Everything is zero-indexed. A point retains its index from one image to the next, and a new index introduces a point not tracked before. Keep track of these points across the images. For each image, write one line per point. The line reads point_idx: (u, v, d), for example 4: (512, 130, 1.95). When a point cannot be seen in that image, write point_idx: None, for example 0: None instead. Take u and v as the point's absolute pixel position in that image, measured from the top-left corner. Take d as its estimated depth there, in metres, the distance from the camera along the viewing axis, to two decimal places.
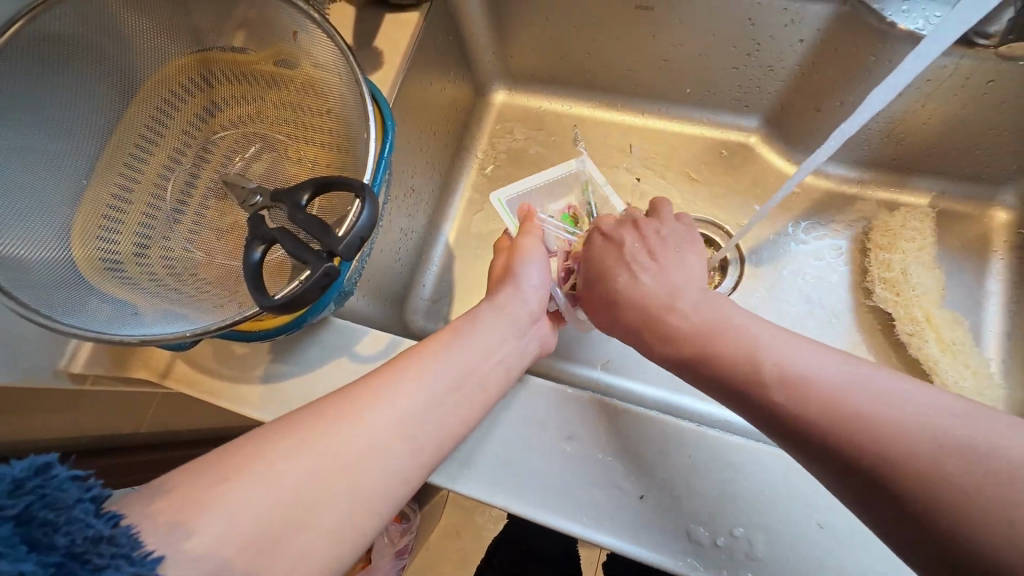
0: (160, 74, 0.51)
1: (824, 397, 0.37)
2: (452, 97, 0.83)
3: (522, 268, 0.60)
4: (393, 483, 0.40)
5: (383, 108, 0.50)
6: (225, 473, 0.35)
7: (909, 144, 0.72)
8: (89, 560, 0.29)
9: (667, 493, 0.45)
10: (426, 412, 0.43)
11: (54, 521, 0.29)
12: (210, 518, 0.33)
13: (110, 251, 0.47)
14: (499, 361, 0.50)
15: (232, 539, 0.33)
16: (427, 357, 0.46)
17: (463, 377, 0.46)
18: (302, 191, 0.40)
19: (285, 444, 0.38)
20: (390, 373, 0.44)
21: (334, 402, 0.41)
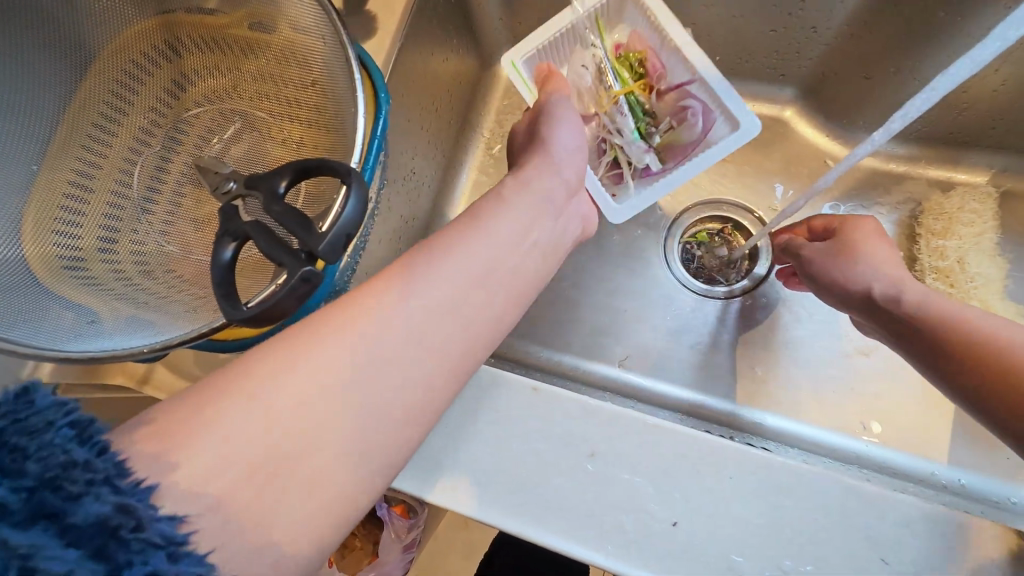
0: (120, 42, 0.45)
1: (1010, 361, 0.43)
2: (456, 69, 0.75)
3: (544, 159, 0.51)
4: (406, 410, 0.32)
5: (376, 78, 0.43)
6: (205, 400, 0.28)
7: (971, 116, 0.64)
8: (63, 488, 0.24)
9: (708, 520, 0.40)
10: (458, 308, 0.35)
11: (28, 445, 0.25)
12: (199, 451, 0.27)
13: (70, 248, 0.41)
14: (530, 254, 0.42)
15: (225, 471, 0.27)
16: (437, 253, 0.37)
17: (484, 274, 0.38)
18: (280, 178, 0.34)
19: (281, 361, 0.30)
20: (411, 269, 0.35)
21: (350, 298, 0.33)
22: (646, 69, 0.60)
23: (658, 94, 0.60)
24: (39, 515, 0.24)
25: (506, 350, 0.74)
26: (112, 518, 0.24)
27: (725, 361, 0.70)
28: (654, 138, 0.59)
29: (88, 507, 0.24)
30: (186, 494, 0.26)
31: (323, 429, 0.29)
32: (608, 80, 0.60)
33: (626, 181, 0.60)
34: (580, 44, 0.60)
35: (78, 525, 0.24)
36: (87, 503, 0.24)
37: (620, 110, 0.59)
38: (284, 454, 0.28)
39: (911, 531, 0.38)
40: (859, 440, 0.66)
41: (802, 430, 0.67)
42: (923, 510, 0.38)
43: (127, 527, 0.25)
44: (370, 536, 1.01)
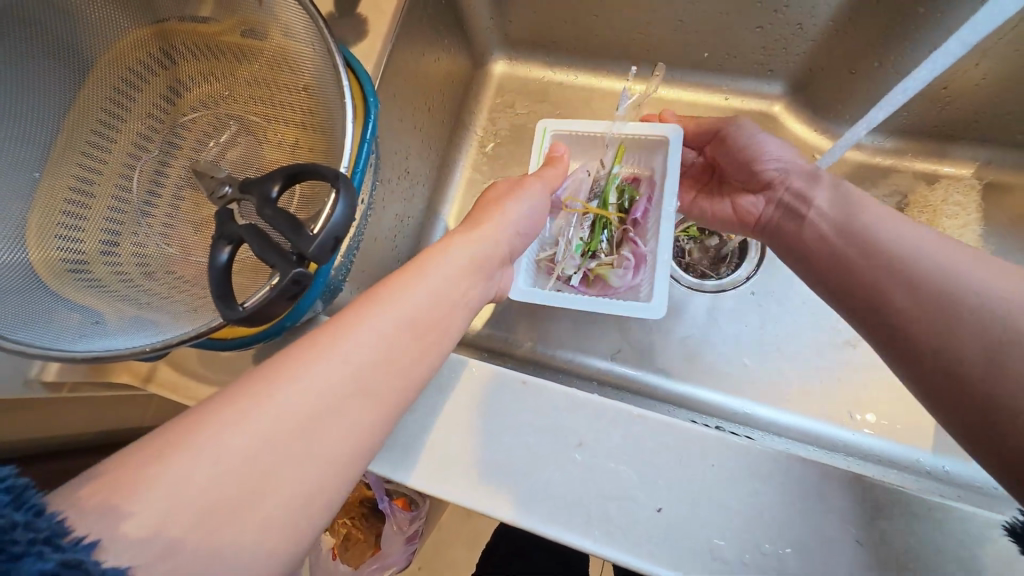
0: (116, 50, 0.46)
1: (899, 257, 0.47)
2: (448, 69, 0.77)
3: (485, 219, 0.53)
4: (344, 460, 0.33)
5: (365, 83, 0.45)
6: (154, 452, 0.29)
7: (955, 109, 0.64)
8: (2, 549, 0.25)
9: (691, 506, 0.41)
10: (396, 360, 0.37)
11: None
12: (151, 499, 0.28)
13: (74, 251, 0.42)
14: (465, 309, 0.45)
15: (178, 515, 0.28)
16: (378, 301, 0.39)
17: (422, 327, 0.40)
18: (272, 182, 0.35)
19: (233, 412, 0.31)
20: (356, 319, 0.37)
21: (288, 356, 0.34)
22: (632, 209, 0.67)
23: (624, 233, 0.67)
24: None
25: (501, 345, 0.76)
26: (57, 573, 0.25)
27: (715, 353, 0.72)
28: (592, 260, 0.67)
29: (30, 566, 0.25)
30: (138, 542, 0.27)
31: (271, 474, 0.30)
32: (597, 192, 0.68)
33: (551, 278, 0.67)
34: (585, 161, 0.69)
35: None
36: (29, 562, 0.25)
37: (586, 220, 0.68)
38: (242, 493, 0.29)
39: (886, 514, 0.40)
40: (847, 429, 0.67)
41: (790, 420, 0.68)
42: (895, 494, 0.40)
43: None
44: (373, 528, 1.03)
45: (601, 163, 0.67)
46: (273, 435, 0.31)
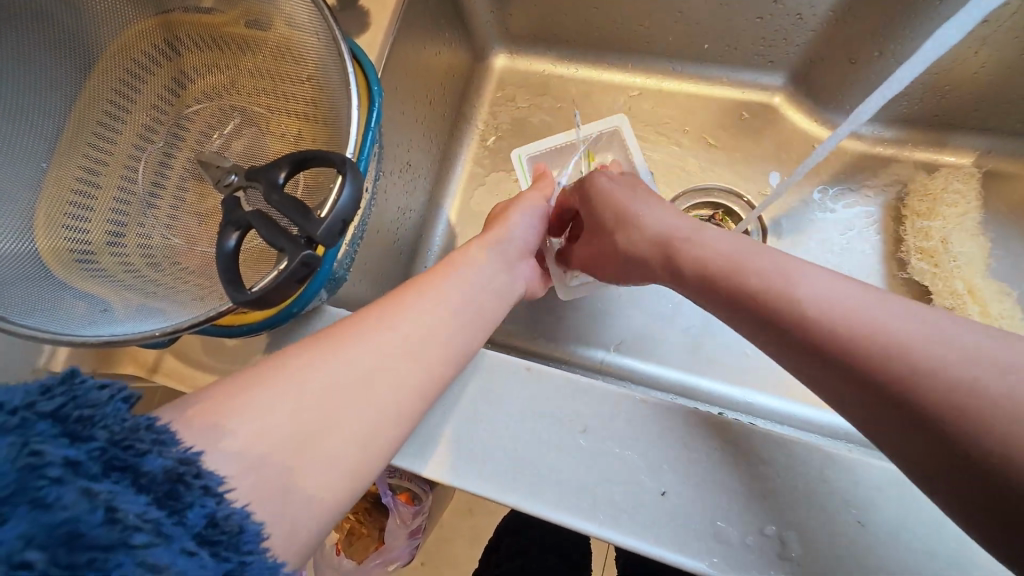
0: (121, 42, 0.46)
1: (861, 338, 0.36)
2: (450, 62, 0.77)
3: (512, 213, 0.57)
4: (391, 416, 0.39)
5: (369, 74, 0.45)
6: (245, 385, 0.36)
7: (954, 97, 0.65)
8: (132, 445, 0.29)
9: (693, 489, 0.42)
10: (438, 339, 0.43)
11: (89, 417, 0.29)
12: (243, 422, 0.34)
13: (81, 241, 0.43)
14: (494, 298, 0.50)
15: (261, 439, 0.34)
16: (416, 291, 0.45)
17: (456, 314, 0.45)
18: (278, 169, 0.35)
19: (300, 369, 0.37)
20: (400, 304, 0.43)
21: (345, 328, 0.41)
22: None
23: None
24: (111, 468, 0.28)
25: (504, 337, 0.76)
26: (177, 467, 0.30)
27: (716, 344, 0.72)
28: None
29: (155, 460, 0.29)
30: (230, 456, 0.33)
31: (333, 419, 0.36)
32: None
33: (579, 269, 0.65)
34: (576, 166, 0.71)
35: (147, 475, 0.29)
36: (152, 457, 0.29)
37: None
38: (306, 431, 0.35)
39: (887, 496, 0.40)
40: None
41: (791, 409, 0.69)
42: (897, 476, 0.40)
43: (190, 474, 0.30)
44: (376, 523, 1.03)
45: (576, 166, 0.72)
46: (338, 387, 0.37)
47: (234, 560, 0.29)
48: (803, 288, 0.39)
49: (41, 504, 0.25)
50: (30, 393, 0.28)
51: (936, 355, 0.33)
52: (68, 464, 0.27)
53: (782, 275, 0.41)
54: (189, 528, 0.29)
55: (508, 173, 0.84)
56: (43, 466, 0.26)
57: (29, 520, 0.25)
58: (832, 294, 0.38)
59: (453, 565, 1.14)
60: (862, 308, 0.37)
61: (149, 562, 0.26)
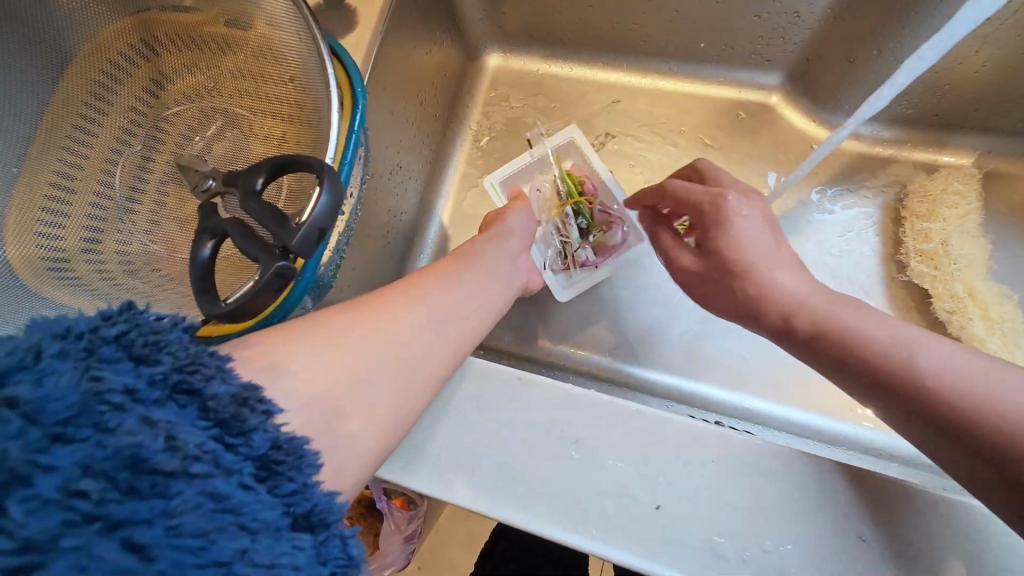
0: (94, 42, 0.44)
1: (924, 370, 0.39)
2: (441, 62, 0.75)
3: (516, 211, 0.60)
4: (426, 379, 0.40)
5: (353, 74, 0.44)
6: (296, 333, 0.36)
7: (954, 97, 0.63)
8: (196, 371, 0.30)
9: (689, 502, 0.41)
10: (471, 317, 0.45)
11: (155, 343, 0.30)
12: (297, 364, 0.35)
13: (54, 249, 0.42)
14: (510, 285, 0.53)
15: (307, 388, 0.34)
16: (447, 270, 0.47)
17: (483, 297, 0.48)
18: (255, 174, 0.34)
19: (345, 324, 0.38)
20: (434, 278, 0.45)
21: (381, 293, 0.42)
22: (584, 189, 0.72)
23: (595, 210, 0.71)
24: (176, 392, 0.29)
25: (498, 341, 0.75)
26: (241, 393, 0.31)
27: (714, 348, 0.71)
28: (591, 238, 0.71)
29: (219, 386, 0.30)
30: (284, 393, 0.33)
31: (374, 377, 0.37)
32: (561, 192, 0.72)
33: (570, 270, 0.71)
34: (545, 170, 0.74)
35: (213, 399, 0.30)
36: (216, 383, 0.30)
37: (568, 216, 0.70)
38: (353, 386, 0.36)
39: (890, 509, 0.39)
40: (848, 423, 0.67)
41: (790, 415, 0.68)
42: (899, 488, 0.39)
43: (254, 399, 0.31)
44: (371, 528, 1.01)
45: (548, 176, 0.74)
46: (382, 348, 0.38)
47: (297, 482, 0.31)
48: (866, 324, 0.42)
49: (104, 429, 0.26)
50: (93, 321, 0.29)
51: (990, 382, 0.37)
52: (129, 391, 0.27)
53: (845, 309, 0.43)
54: (248, 455, 0.30)
55: None
56: (107, 391, 0.27)
57: (91, 446, 0.25)
58: (901, 333, 0.41)
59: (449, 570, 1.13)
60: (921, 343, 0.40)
61: (209, 491, 0.27)
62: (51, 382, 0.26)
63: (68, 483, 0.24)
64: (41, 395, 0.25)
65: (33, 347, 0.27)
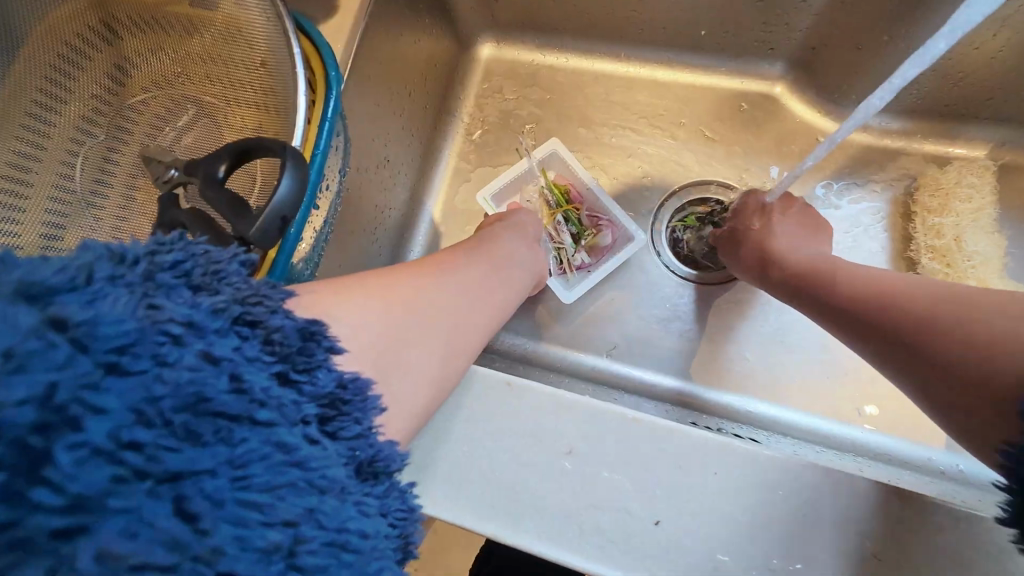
0: (49, 24, 0.41)
1: (897, 297, 0.44)
2: (430, 52, 0.72)
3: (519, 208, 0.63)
4: (466, 340, 0.41)
5: (328, 58, 0.41)
6: (349, 285, 0.36)
7: (968, 86, 0.60)
8: (256, 305, 0.29)
9: (691, 519, 0.38)
10: (500, 292, 0.47)
11: (214, 273, 0.28)
12: (355, 310, 0.35)
13: (8, 245, 0.38)
14: (527, 270, 0.55)
15: (362, 334, 0.35)
16: (470, 251, 0.49)
17: (504, 273, 0.50)
18: (215, 160, 0.31)
19: (392, 280, 0.38)
20: (461, 254, 0.47)
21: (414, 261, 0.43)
22: (571, 196, 0.74)
23: (584, 216, 0.73)
24: (238, 323, 0.28)
25: (492, 342, 0.72)
26: (306, 330, 0.30)
27: (716, 348, 0.69)
28: (582, 241, 0.72)
29: (281, 321, 0.29)
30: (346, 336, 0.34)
31: (422, 329, 0.38)
32: (549, 202, 0.73)
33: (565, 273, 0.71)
34: (531, 180, 0.74)
35: (277, 334, 0.29)
36: (279, 318, 0.29)
37: (557, 223, 0.72)
38: (404, 337, 0.36)
39: (908, 524, 0.36)
40: (854, 427, 0.64)
41: (795, 418, 0.65)
42: (918, 504, 0.37)
43: (318, 338, 0.30)
44: None
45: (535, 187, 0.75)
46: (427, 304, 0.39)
47: (358, 427, 0.31)
48: (849, 270, 0.49)
49: (163, 363, 0.24)
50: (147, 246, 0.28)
51: (959, 301, 0.41)
52: (188, 324, 0.26)
53: (840, 264, 0.51)
54: (311, 395, 0.29)
55: (496, 169, 0.79)
56: (166, 322, 0.25)
57: (149, 381, 0.23)
58: (879, 274, 0.48)
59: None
60: (902, 279, 0.46)
61: (275, 439, 0.26)
62: (105, 305, 0.24)
63: (120, 431, 0.22)
64: (95, 316, 0.23)
65: (88, 268, 0.25)
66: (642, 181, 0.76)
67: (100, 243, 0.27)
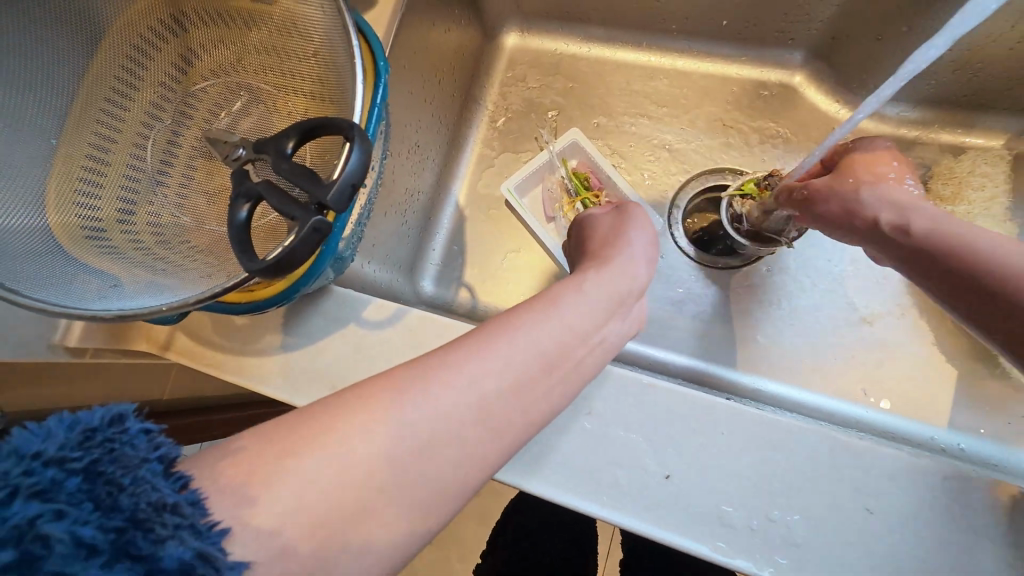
0: (126, 18, 0.46)
1: None
2: (458, 42, 0.76)
3: (627, 237, 0.56)
4: (451, 477, 0.34)
5: (375, 49, 0.45)
6: (292, 444, 0.31)
7: (986, 76, 0.61)
8: (152, 529, 0.26)
9: (698, 473, 0.41)
10: (526, 404, 0.38)
11: (120, 481, 0.27)
12: (282, 496, 0.29)
13: (91, 218, 0.43)
14: (590, 350, 0.42)
15: (308, 510, 0.29)
16: (501, 337, 0.38)
17: (549, 368, 0.39)
18: (287, 139, 0.35)
19: (367, 417, 0.33)
20: (476, 347, 0.38)
21: (407, 374, 0.36)
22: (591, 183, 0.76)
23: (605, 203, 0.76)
24: (123, 554, 0.26)
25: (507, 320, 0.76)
26: (196, 565, 0.26)
27: (726, 329, 0.72)
28: None
29: (173, 550, 0.26)
30: (263, 536, 0.28)
31: (395, 479, 0.32)
32: (569, 189, 0.77)
33: None
34: (552, 170, 0.78)
35: (163, 570, 0.26)
36: (172, 547, 0.26)
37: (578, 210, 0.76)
38: (360, 507, 0.31)
39: (896, 482, 0.39)
40: (860, 406, 0.66)
41: (803, 397, 0.68)
42: (908, 464, 0.40)
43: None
44: None
45: (557, 175, 0.77)
46: (391, 458, 0.32)
47: None
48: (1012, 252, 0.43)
49: None
50: (68, 443, 0.27)
51: None
52: (76, 548, 0.25)
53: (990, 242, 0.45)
54: None
55: (518, 156, 0.83)
56: (46, 556, 0.25)
57: None
58: None
59: (464, 549, 1.15)
60: None
61: None
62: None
63: None
64: None
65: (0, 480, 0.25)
66: (660, 168, 0.79)
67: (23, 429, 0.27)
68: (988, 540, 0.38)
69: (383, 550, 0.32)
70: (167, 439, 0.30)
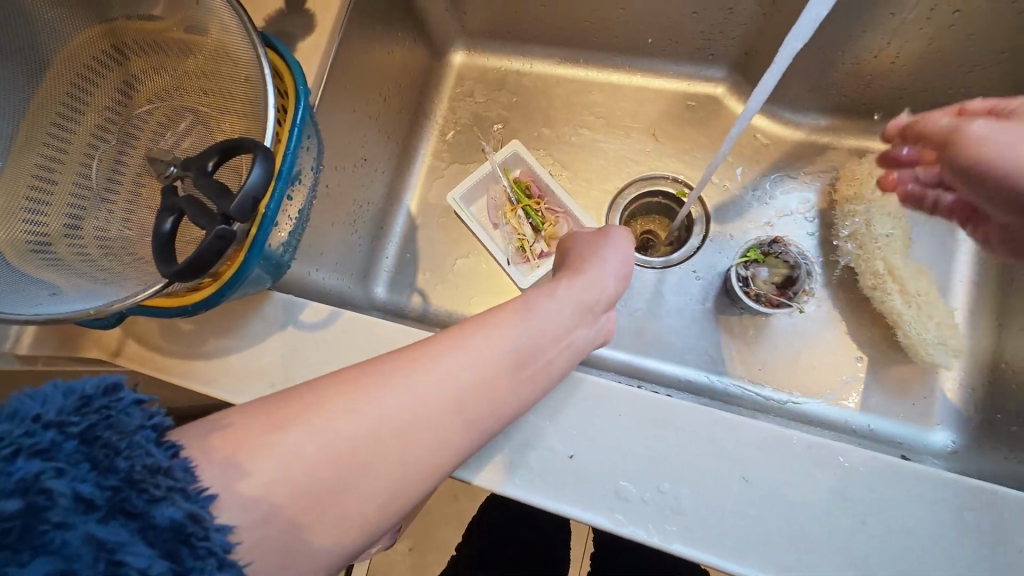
0: (68, 50, 0.50)
1: None
2: (406, 61, 0.81)
3: (603, 250, 0.58)
4: (411, 462, 0.38)
5: (296, 72, 0.49)
6: (278, 423, 0.35)
7: (879, 87, 0.68)
8: (145, 490, 0.31)
9: (599, 451, 0.46)
10: (495, 399, 0.42)
11: (115, 446, 0.31)
12: (266, 470, 0.34)
13: (37, 232, 0.47)
14: (558, 351, 0.47)
15: (291, 484, 0.34)
16: (476, 336, 0.43)
17: (518, 367, 0.43)
18: (208, 157, 0.39)
19: (340, 407, 0.36)
20: (446, 344, 0.42)
21: (376, 367, 0.40)
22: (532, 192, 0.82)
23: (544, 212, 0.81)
24: (118, 511, 0.30)
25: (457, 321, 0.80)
26: (186, 524, 0.31)
27: (656, 324, 0.75)
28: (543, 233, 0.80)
29: (165, 510, 0.31)
30: (248, 503, 0.33)
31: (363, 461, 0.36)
32: (511, 197, 0.81)
33: (527, 262, 0.79)
34: (496, 180, 0.82)
35: (155, 527, 0.30)
36: (164, 507, 0.31)
37: (521, 217, 0.80)
38: (327, 483, 0.35)
39: (769, 452, 0.44)
40: (782, 393, 0.70)
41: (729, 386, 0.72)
42: (782, 435, 0.44)
43: (196, 535, 0.31)
44: None
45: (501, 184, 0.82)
46: (356, 443, 0.36)
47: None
48: None
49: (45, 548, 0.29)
50: (67, 408, 0.31)
51: None
52: (76, 502, 0.29)
53: None
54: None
55: (468, 166, 0.87)
56: (49, 508, 0.29)
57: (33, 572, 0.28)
58: None
59: None
60: None
61: None
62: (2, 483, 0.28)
63: None
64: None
65: (8, 440, 0.29)
66: (599, 175, 0.84)
67: (21, 394, 0.31)
68: (851, 499, 0.43)
69: (356, 522, 0.36)
70: (159, 409, 0.33)
